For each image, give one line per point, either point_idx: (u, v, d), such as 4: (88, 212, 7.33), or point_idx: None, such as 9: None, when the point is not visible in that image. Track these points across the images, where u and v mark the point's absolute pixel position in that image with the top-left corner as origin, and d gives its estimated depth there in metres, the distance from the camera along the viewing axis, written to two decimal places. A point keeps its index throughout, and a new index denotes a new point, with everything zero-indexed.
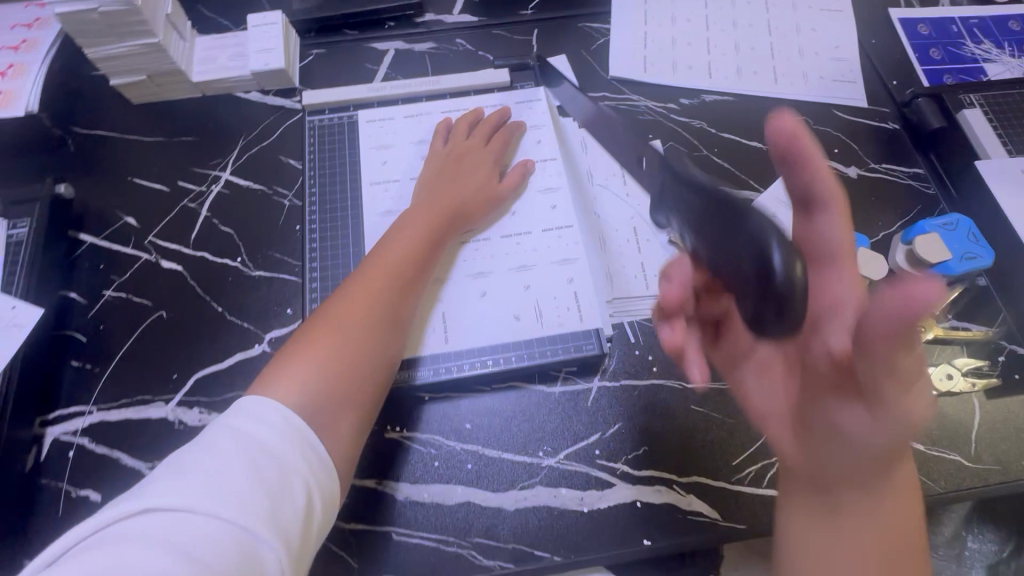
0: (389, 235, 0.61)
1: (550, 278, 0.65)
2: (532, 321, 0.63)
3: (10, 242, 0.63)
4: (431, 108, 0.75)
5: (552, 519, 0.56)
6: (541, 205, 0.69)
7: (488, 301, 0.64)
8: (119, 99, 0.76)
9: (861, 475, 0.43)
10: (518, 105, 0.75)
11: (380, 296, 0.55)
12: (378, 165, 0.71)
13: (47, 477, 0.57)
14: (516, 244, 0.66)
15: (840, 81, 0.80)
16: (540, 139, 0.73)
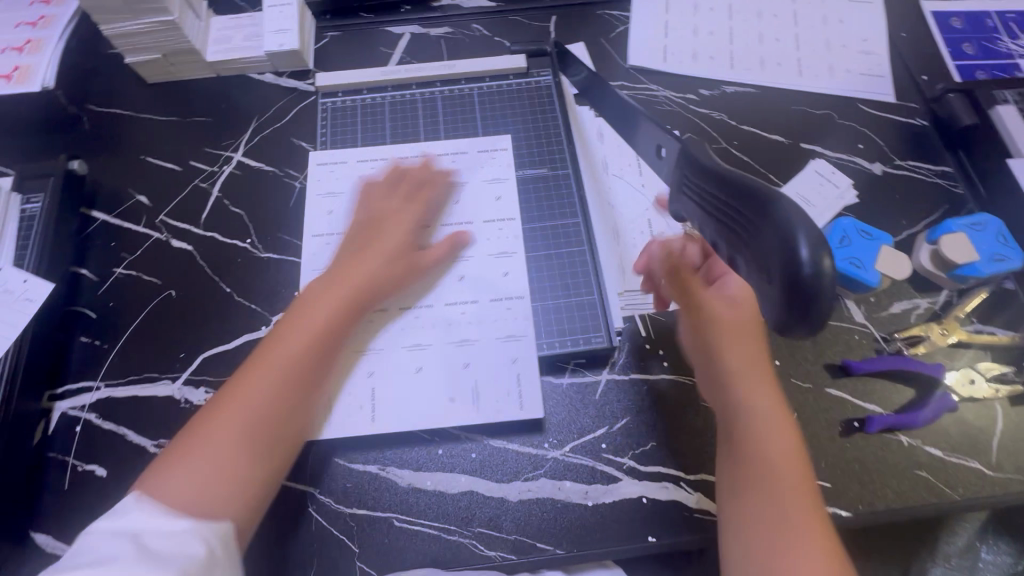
0: (309, 295, 0.54)
1: (491, 358, 0.59)
2: (468, 404, 0.57)
3: (23, 217, 0.63)
4: (385, 152, 0.69)
5: (556, 511, 0.55)
6: (489, 271, 0.63)
7: (423, 377, 0.58)
8: (134, 77, 0.76)
9: (733, 362, 0.51)
10: (480, 154, 0.68)
11: (279, 385, 0.49)
12: (323, 216, 0.66)
13: (55, 450, 0.57)
14: (458, 314, 0.61)
15: (867, 75, 0.78)
16: (499, 196, 0.66)
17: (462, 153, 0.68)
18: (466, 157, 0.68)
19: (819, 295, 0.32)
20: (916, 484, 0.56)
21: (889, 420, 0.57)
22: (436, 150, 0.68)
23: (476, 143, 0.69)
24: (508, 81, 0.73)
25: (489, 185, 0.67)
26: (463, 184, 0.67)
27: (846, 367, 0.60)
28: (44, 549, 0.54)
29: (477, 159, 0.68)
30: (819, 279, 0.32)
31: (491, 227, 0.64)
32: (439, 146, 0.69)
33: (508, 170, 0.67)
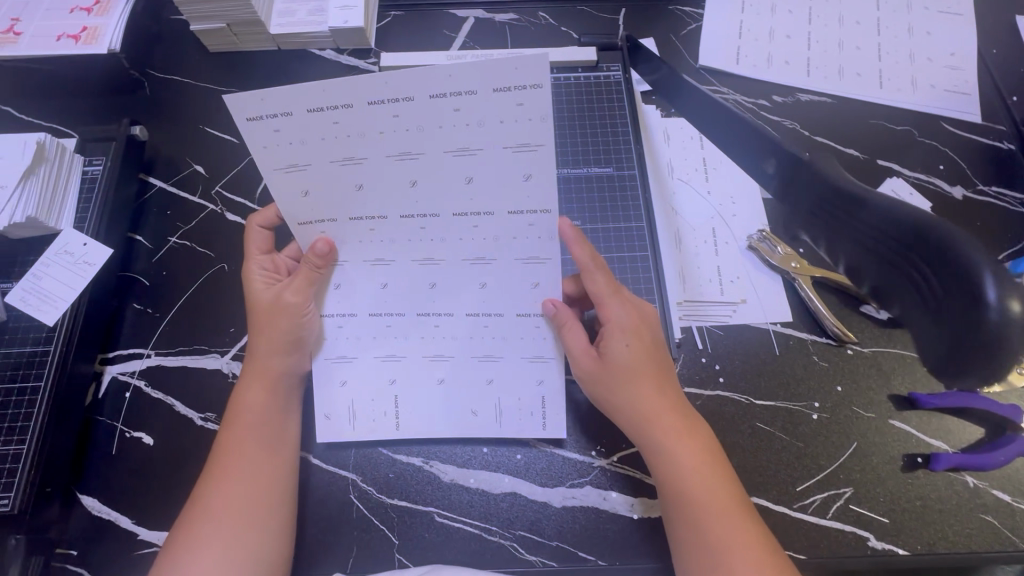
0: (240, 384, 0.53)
1: (516, 377, 0.55)
2: (490, 417, 0.55)
3: (85, 179, 0.63)
4: (345, 84, 0.37)
5: (600, 521, 0.54)
6: (517, 280, 0.50)
7: (447, 389, 0.55)
8: (196, 45, 0.75)
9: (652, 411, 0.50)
10: (502, 99, 0.38)
11: (247, 480, 0.49)
12: (298, 198, 0.45)
13: (104, 414, 0.57)
14: (484, 327, 0.53)
15: (952, 91, 0.73)
16: (530, 173, 0.42)
17: (474, 94, 0.37)
18: (478, 101, 0.38)
19: (1001, 344, 0.23)
20: (979, 528, 0.53)
21: (955, 459, 0.54)
22: (428, 89, 0.37)
23: (496, 66, 0.36)
24: (577, 73, 0.69)
25: (515, 158, 0.41)
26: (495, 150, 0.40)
27: (914, 400, 0.57)
28: (90, 511, 0.54)
29: (494, 103, 0.38)
30: (1008, 327, 0.22)
31: (520, 222, 0.45)
32: (439, 76, 0.36)
33: (578, 160, 0.65)
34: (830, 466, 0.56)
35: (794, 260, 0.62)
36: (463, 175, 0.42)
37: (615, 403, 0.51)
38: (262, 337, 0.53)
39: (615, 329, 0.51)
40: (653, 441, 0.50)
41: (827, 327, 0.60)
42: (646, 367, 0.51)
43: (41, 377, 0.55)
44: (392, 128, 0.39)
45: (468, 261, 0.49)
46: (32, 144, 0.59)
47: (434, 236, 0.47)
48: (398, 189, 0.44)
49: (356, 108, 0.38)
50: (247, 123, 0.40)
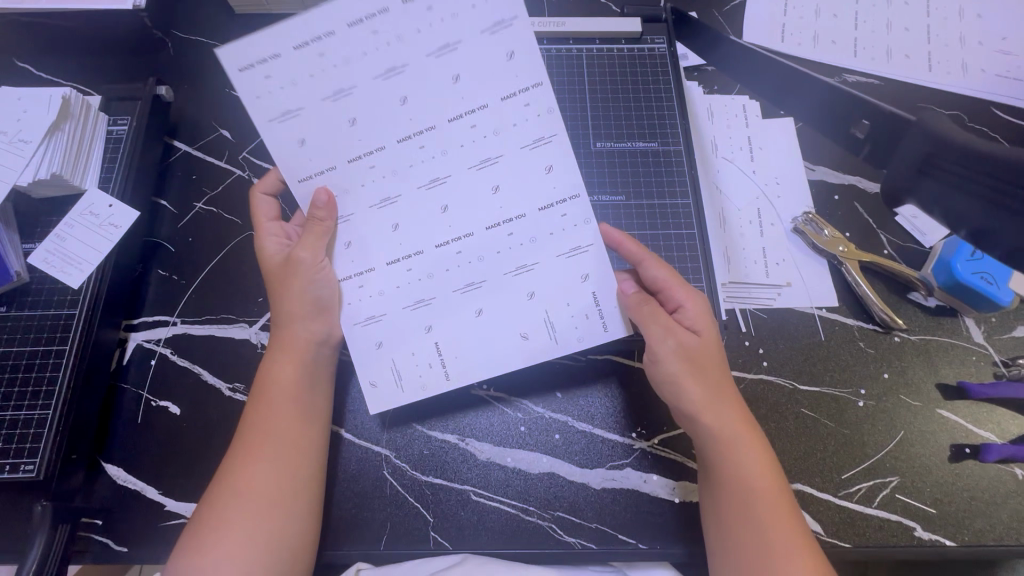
0: (268, 357, 0.51)
1: (558, 284, 0.50)
2: (544, 335, 0.50)
3: (110, 138, 0.61)
4: (330, 19, 0.46)
5: (640, 505, 0.52)
6: (528, 171, 0.49)
7: (490, 317, 0.50)
8: (221, 6, 0.72)
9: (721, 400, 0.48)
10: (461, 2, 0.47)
11: (274, 455, 0.48)
12: (295, 149, 0.48)
13: (129, 382, 0.56)
14: (507, 236, 0.49)
15: (1004, 77, 0.71)
16: (512, 50, 0.48)
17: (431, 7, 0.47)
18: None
19: None
20: None
21: (1007, 451, 0.53)
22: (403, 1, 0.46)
23: None
24: (620, 45, 0.67)
25: (490, 38, 0.47)
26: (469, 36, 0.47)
27: (963, 390, 0.56)
28: (115, 481, 0.53)
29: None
30: None
31: (516, 106, 0.48)
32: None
33: (622, 137, 0.63)
34: (875, 454, 0.54)
35: (840, 244, 0.60)
36: (450, 73, 0.48)
37: (686, 388, 0.48)
38: (279, 298, 0.51)
39: (691, 313, 0.50)
40: (718, 429, 0.47)
41: (874, 313, 0.58)
42: (717, 356, 0.50)
43: (66, 341, 0.53)
44: (374, 44, 0.47)
45: (473, 168, 0.49)
46: (57, 99, 0.56)
47: (437, 152, 0.49)
48: (390, 107, 0.48)
49: (342, 34, 0.47)
50: (238, 74, 0.46)
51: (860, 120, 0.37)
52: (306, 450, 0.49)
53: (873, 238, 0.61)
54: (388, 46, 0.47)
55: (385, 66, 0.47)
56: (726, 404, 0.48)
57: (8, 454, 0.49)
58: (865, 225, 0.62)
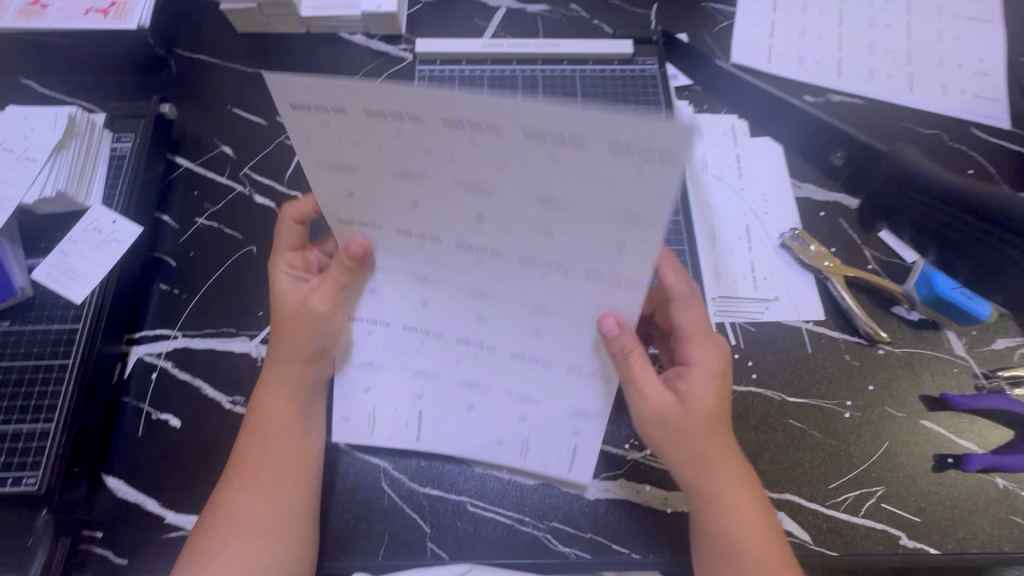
0: (262, 383, 0.52)
1: (551, 424, 0.50)
2: (514, 450, 0.52)
3: (114, 155, 0.62)
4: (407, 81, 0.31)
5: (633, 515, 0.54)
6: (575, 338, 0.45)
7: (474, 416, 0.51)
8: (225, 26, 0.74)
9: (714, 467, 0.47)
10: (621, 155, 0.30)
11: (272, 477, 0.49)
12: (339, 198, 0.42)
13: (130, 395, 0.56)
14: (525, 371, 0.48)
15: (982, 97, 0.74)
16: (625, 243, 0.36)
17: (580, 144, 0.31)
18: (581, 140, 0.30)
19: None
20: (1009, 529, 0.54)
21: (988, 460, 0.54)
22: (521, 120, 0.30)
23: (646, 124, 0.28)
24: (612, 67, 0.69)
25: (611, 224, 0.35)
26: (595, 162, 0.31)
27: (944, 401, 0.58)
28: (116, 493, 0.53)
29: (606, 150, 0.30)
30: None
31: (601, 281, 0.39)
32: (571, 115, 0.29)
33: None
34: (862, 465, 0.56)
35: (826, 259, 0.61)
36: (542, 203, 0.35)
37: (673, 450, 0.47)
38: (284, 339, 0.51)
39: (698, 374, 0.47)
40: (706, 492, 0.47)
41: (859, 326, 0.60)
42: (720, 420, 0.47)
43: (69, 355, 0.54)
44: (450, 128, 0.33)
45: (528, 308, 0.43)
46: (64, 118, 0.58)
47: (491, 274, 0.42)
48: (459, 220, 0.39)
49: (422, 125, 0.33)
50: (288, 108, 0.36)
51: (837, 149, 0.38)
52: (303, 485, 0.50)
53: (858, 253, 0.63)
54: (479, 164, 0.34)
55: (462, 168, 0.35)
56: (719, 470, 0.47)
57: (9, 468, 0.50)
58: (850, 242, 0.64)
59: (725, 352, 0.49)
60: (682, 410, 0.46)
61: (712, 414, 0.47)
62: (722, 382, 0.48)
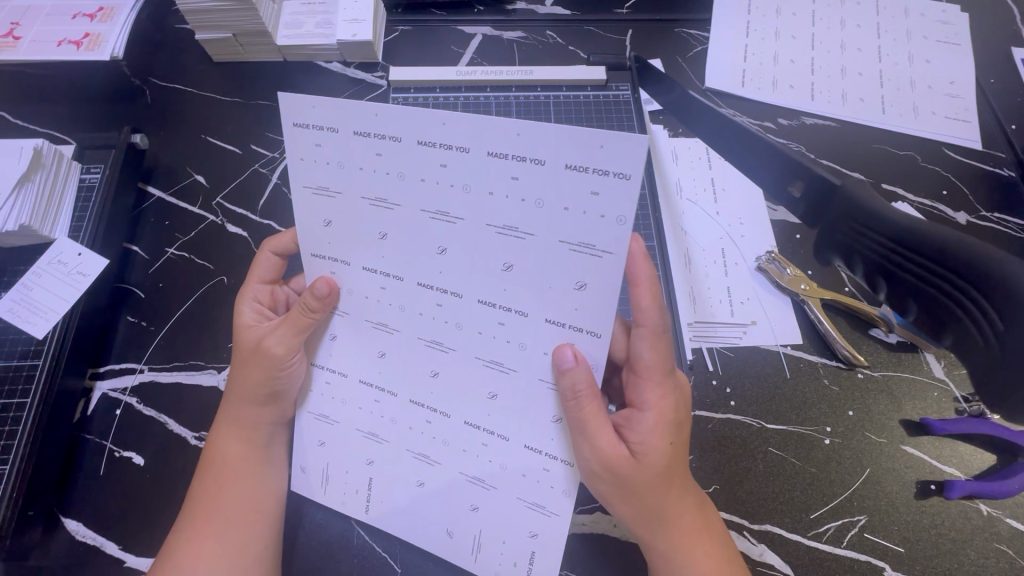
0: (215, 429, 0.51)
1: (504, 515, 0.48)
2: (466, 549, 0.49)
3: (82, 187, 0.61)
4: (402, 118, 0.38)
5: (610, 550, 0.52)
6: (530, 413, 0.45)
7: (425, 493, 0.49)
8: (201, 55, 0.74)
9: (669, 518, 0.46)
10: (577, 177, 0.36)
11: (228, 524, 0.47)
12: (318, 228, 0.44)
13: (92, 432, 0.55)
14: (480, 449, 0.47)
15: (953, 119, 0.75)
16: (583, 280, 0.39)
17: (541, 164, 0.36)
18: (542, 172, 0.36)
19: None
20: (995, 558, 0.53)
21: (970, 487, 0.53)
22: (488, 145, 0.37)
23: (585, 143, 0.34)
24: (586, 92, 0.69)
25: (570, 256, 0.38)
26: (550, 183, 0.36)
27: (925, 425, 0.57)
28: (74, 535, 0.51)
29: (564, 181, 0.36)
30: None
31: (560, 329, 0.41)
32: (538, 137, 0.35)
33: None
34: (844, 493, 0.55)
35: (803, 282, 0.61)
36: (503, 235, 0.39)
37: (626, 506, 0.46)
38: (238, 380, 0.50)
39: (655, 422, 0.45)
40: (663, 546, 0.46)
41: (837, 350, 0.59)
42: (674, 470, 0.45)
43: (28, 393, 0.52)
44: (435, 171, 0.39)
45: (483, 361, 0.44)
46: (29, 150, 0.57)
47: (450, 319, 0.44)
48: (424, 253, 0.43)
49: (405, 144, 0.39)
50: (291, 127, 0.41)
51: (796, 181, 0.43)
52: (257, 537, 0.48)
53: (835, 276, 0.63)
54: (453, 190, 0.39)
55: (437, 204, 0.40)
56: (674, 521, 0.46)
57: None
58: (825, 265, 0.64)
59: (683, 394, 0.47)
60: (637, 461, 0.45)
61: (667, 466, 0.45)
62: (677, 430, 0.46)
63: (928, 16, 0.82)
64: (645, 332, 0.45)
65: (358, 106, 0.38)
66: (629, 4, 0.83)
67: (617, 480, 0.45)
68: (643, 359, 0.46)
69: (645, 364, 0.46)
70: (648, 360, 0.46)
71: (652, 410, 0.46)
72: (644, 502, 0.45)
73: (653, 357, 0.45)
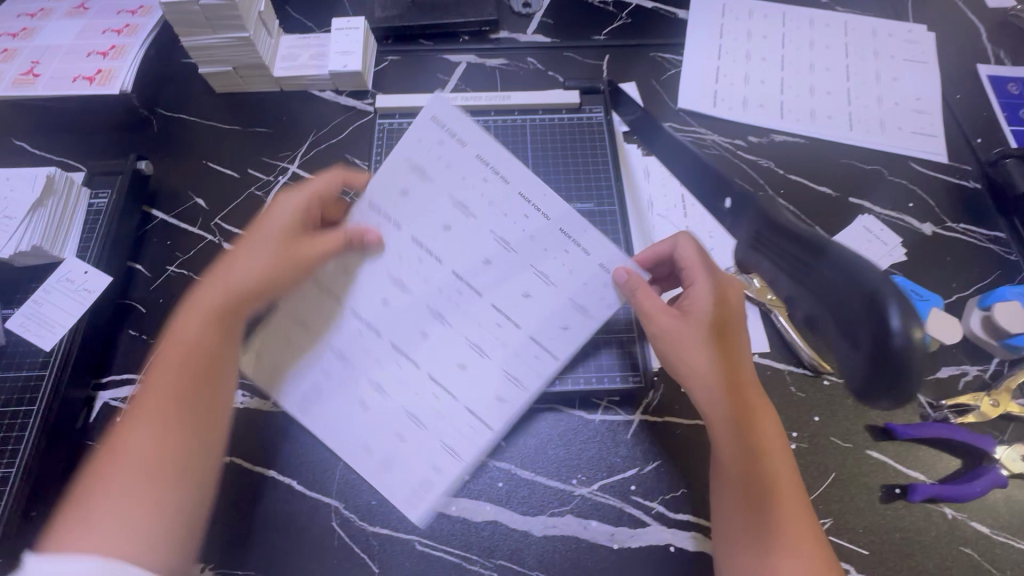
0: (190, 307, 0.51)
1: (420, 455, 0.52)
2: (374, 469, 0.52)
3: (91, 211, 0.66)
4: (514, 172, 0.53)
5: (581, 551, 0.54)
6: (485, 386, 0.52)
7: (365, 420, 0.52)
8: (204, 87, 0.80)
9: (726, 384, 0.50)
10: (602, 273, 0.52)
11: (179, 406, 0.47)
12: (394, 194, 0.54)
13: (94, 438, 0.59)
14: (433, 396, 0.52)
15: (920, 134, 0.77)
16: (568, 326, 0.52)
17: (585, 254, 0.52)
18: (581, 259, 0.52)
19: None
20: (956, 560, 0.54)
21: (933, 490, 0.54)
22: (560, 221, 0.52)
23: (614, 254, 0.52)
24: (561, 115, 0.73)
25: (573, 312, 0.52)
26: (591, 265, 0.52)
27: (889, 430, 0.58)
28: None
29: (592, 270, 0.52)
30: None
31: (536, 351, 0.52)
32: (590, 236, 0.52)
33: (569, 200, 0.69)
34: (809, 496, 0.56)
35: (770, 292, 0.63)
36: (530, 271, 0.52)
37: (679, 364, 0.52)
38: (248, 262, 0.52)
39: (700, 296, 0.52)
40: (722, 407, 0.50)
41: (802, 358, 0.61)
42: (725, 330, 0.51)
43: (35, 401, 0.56)
44: (514, 213, 0.53)
45: (468, 342, 0.53)
46: (42, 178, 0.62)
47: (461, 309, 0.53)
48: (468, 249, 0.53)
49: (501, 184, 0.53)
50: (428, 118, 0.54)
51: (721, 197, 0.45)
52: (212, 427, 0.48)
53: None
54: (519, 230, 0.53)
55: (501, 236, 0.53)
56: (723, 380, 0.50)
57: None
58: None
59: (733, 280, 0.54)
60: (685, 327, 0.52)
61: (716, 327, 0.51)
62: (727, 302, 0.52)
63: (895, 36, 0.85)
64: (684, 246, 0.55)
65: (489, 150, 0.53)
66: (606, 30, 0.87)
67: (672, 346, 0.52)
68: (687, 255, 0.54)
69: (688, 261, 0.54)
70: (692, 250, 0.54)
71: (702, 286, 0.53)
72: (702, 361, 0.51)
73: (692, 250, 0.54)
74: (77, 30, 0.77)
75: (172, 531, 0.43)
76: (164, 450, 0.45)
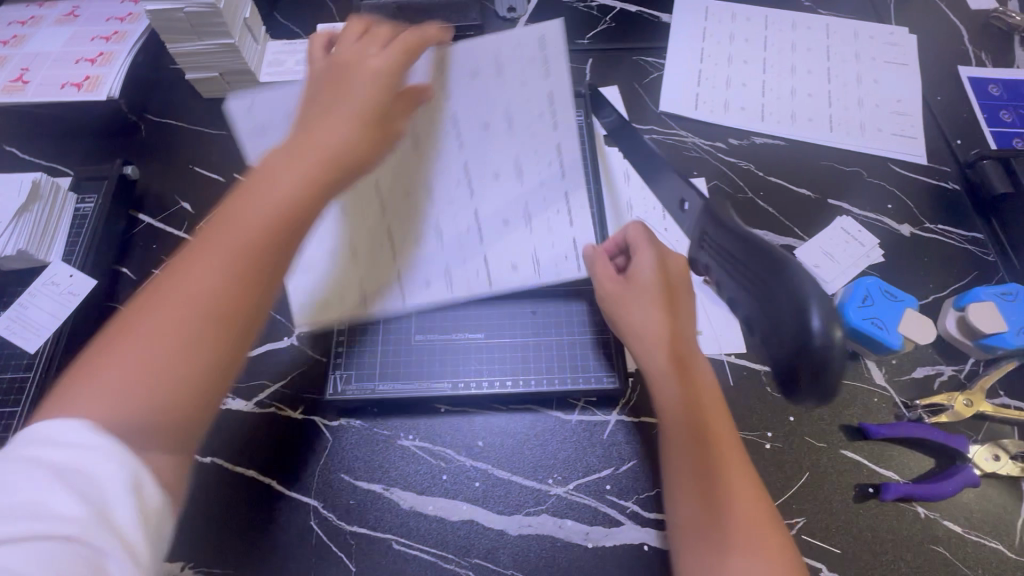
0: (286, 157, 0.44)
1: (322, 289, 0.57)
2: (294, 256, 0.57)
3: (77, 215, 0.67)
4: (567, 132, 0.57)
5: (555, 550, 0.55)
6: (422, 260, 0.58)
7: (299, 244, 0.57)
8: (192, 93, 0.81)
9: (670, 351, 0.51)
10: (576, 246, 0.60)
11: (231, 258, 0.39)
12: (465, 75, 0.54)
13: None
14: (376, 256, 0.57)
15: (900, 135, 0.78)
16: (515, 272, 0.59)
17: (574, 224, 0.60)
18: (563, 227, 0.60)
19: None
20: (929, 558, 0.54)
21: (905, 489, 0.55)
22: (567, 185, 0.59)
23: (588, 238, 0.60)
24: None
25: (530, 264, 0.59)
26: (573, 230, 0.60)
27: (863, 430, 0.59)
28: None
29: (566, 238, 0.60)
30: None
31: (481, 273, 0.59)
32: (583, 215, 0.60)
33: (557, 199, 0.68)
34: (783, 495, 0.57)
35: None
36: (524, 205, 0.59)
37: (626, 330, 0.54)
38: (330, 125, 0.46)
39: (644, 268, 0.54)
40: (664, 371, 0.51)
41: None
42: (667, 298, 0.53)
43: (19, 402, 0.58)
44: (541, 159, 0.58)
45: (434, 225, 0.58)
46: (28, 183, 0.63)
47: (449, 199, 0.58)
48: (487, 158, 0.57)
49: (547, 129, 0.57)
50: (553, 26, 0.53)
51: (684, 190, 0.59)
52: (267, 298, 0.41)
53: None
54: (536, 174, 0.58)
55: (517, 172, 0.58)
56: (667, 347, 0.51)
57: None
58: None
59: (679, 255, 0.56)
60: (630, 296, 0.54)
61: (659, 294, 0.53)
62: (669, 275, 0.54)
63: (876, 38, 0.85)
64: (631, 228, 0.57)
65: (563, 94, 0.56)
66: (590, 34, 0.88)
67: (621, 312, 0.54)
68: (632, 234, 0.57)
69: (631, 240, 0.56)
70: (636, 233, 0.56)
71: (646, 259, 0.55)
72: (646, 326, 0.52)
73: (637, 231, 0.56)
74: (66, 37, 0.78)
75: (190, 410, 0.37)
76: (229, 308, 0.39)
